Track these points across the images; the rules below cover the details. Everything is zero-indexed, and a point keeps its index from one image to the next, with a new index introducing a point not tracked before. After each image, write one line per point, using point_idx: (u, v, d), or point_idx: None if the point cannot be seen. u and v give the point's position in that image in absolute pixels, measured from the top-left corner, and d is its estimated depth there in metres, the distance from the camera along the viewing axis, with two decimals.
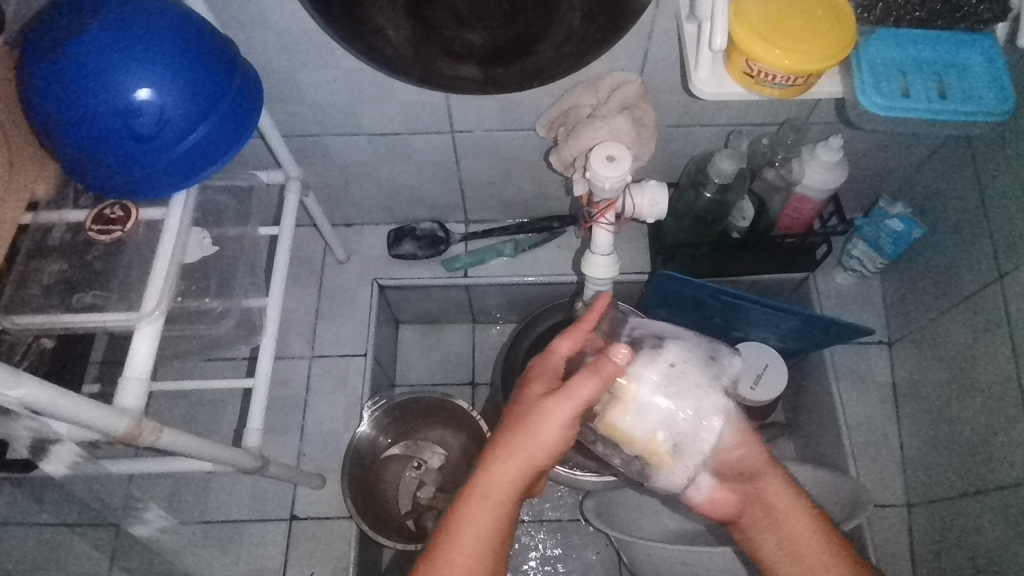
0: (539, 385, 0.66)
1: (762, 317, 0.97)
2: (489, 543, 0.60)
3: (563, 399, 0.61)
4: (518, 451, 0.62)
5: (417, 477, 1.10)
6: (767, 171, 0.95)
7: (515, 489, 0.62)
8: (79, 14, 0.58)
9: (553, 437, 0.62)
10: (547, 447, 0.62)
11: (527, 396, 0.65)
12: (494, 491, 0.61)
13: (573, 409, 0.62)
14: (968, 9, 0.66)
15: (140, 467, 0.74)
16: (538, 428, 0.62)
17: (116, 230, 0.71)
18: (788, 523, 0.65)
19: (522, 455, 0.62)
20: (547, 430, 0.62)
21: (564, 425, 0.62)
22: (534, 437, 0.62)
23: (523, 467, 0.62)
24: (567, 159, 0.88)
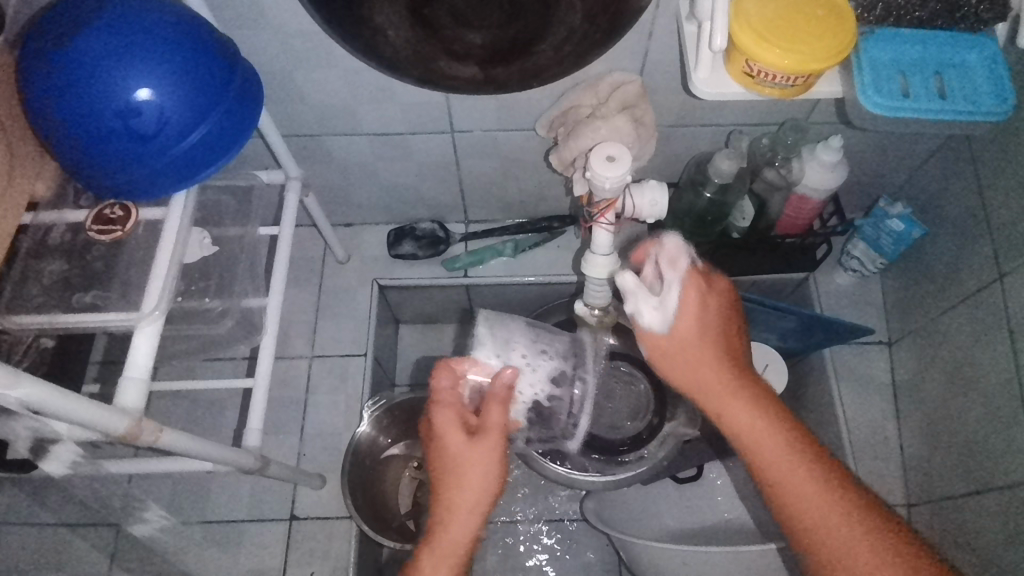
0: (447, 432, 0.69)
1: (764, 317, 0.98)
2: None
3: (485, 442, 0.68)
4: (445, 514, 0.68)
5: (417, 477, 1.12)
6: (767, 171, 0.95)
7: (451, 556, 0.67)
8: (79, 16, 0.58)
9: (472, 478, 0.68)
10: (471, 496, 0.68)
11: (437, 443, 0.70)
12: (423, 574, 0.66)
13: (477, 439, 0.68)
14: (968, 9, 0.66)
15: (140, 467, 0.74)
16: (455, 489, 0.68)
17: (116, 229, 0.71)
18: (829, 535, 0.58)
19: (450, 511, 0.68)
20: (468, 466, 0.68)
21: (477, 463, 0.68)
22: (448, 486, 0.68)
23: (449, 538, 0.67)
24: (567, 159, 0.88)
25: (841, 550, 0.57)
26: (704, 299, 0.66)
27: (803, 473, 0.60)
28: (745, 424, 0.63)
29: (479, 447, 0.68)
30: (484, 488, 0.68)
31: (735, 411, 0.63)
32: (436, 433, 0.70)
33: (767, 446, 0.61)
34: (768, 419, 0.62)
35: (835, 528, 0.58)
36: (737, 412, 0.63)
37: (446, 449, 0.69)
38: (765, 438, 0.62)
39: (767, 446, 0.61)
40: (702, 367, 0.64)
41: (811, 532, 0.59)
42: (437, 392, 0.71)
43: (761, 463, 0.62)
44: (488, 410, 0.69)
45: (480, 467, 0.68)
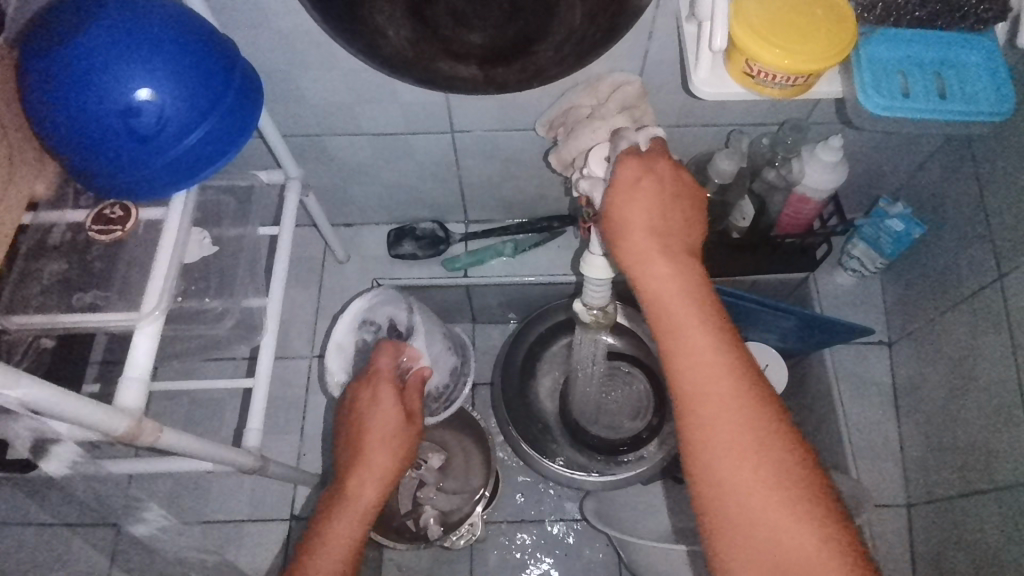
0: (372, 403, 0.80)
1: (764, 317, 0.98)
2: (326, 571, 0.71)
3: (409, 424, 0.80)
4: (358, 476, 0.77)
5: (417, 477, 1.07)
6: (767, 171, 0.95)
7: (361, 513, 0.75)
8: (79, 16, 0.58)
9: (387, 448, 0.78)
10: (383, 465, 0.78)
11: (360, 412, 0.80)
12: (337, 525, 0.74)
13: (397, 412, 0.80)
14: (968, 9, 0.66)
15: (141, 467, 0.74)
16: (371, 455, 0.78)
17: (116, 229, 0.71)
18: (724, 428, 0.55)
19: (364, 473, 0.77)
20: (388, 436, 0.79)
21: (395, 434, 0.79)
22: (366, 453, 0.78)
23: (360, 498, 0.76)
24: (565, 160, 0.86)
25: (733, 442, 0.55)
26: (648, 170, 0.61)
27: (711, 365, 0.56)
28: (665, 305, 0.58)
29: (397, 421, 0.80)
30: (394, 462, 0.79)
31: (655, 279, 0.59)
32: (359, 405, 0.80)
33: (685, 337, 0.57)
34: (702, 329, 0.57)
35: (727, 421, 0.55)
36: (660, 295, 0.59)
37: (370, 419, 0.79)
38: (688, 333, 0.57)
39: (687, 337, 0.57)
40: (629, 233, 0.59)
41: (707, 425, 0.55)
42: (377, 366, 0.82)
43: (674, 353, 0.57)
44: (406, 396, 0.83)
45: (396, 437, 0.79)
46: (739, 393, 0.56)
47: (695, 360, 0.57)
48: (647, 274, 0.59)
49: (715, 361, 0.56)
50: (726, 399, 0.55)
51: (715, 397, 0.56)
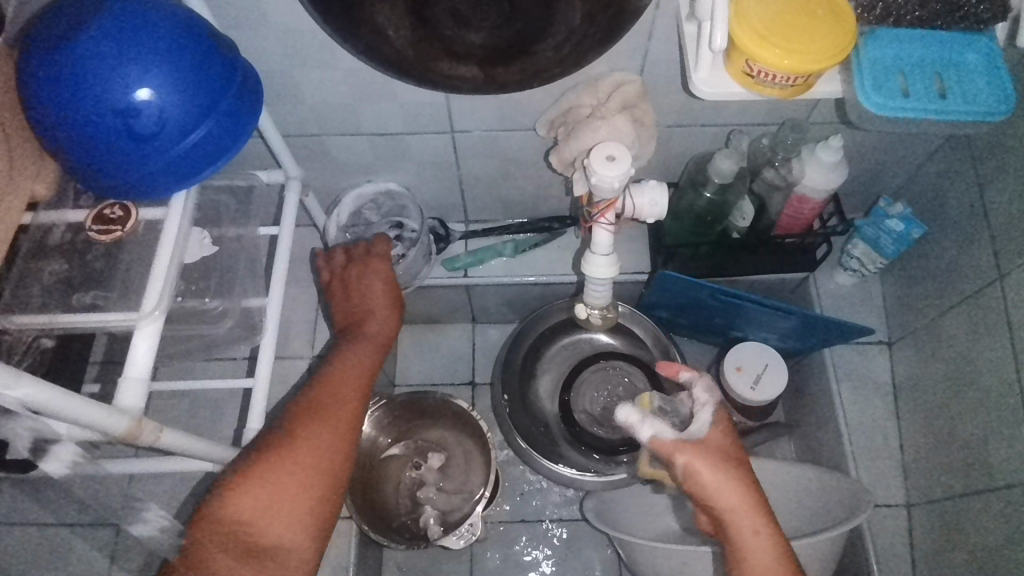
0: (369, 274, 0.94)
1: (763, 317, 0.98)
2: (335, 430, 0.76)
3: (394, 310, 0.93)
4: (360, 340, 0.87)
5: (417, 477, 1.10)
6: (766, 171, 0.95)
7: (364, 370, 0.84)
8: (80, 16, 0.58)
9: (380, 320, 0.91)
10: (378, 334, 0.89)
11: (355, 287, 0.93)
12: (341, 377, 0.82)
13: (389, 286, 0.94)
14: (968, 9, 0.66)
15: (141, 467, 0.74)
16: (370, 326, 0.90)
17: (115, 230, 0.71)
18: (758, 552, 0.67)
19: (364, 343, 0.87)
20: (382, 308, 0.92)
21: (390, 305, 0.93)
22: (367, 320, 0.90)
23: (360, 359, 0.85)
24: (566, 159, 0.88)
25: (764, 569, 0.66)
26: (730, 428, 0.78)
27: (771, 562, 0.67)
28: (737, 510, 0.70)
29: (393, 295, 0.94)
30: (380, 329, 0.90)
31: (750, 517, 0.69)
32: (352, 281, 0.94)
33: (733, 488, 0.70)
34: (756, 520, 0.69)
35: (759, 545, 0.67)
36: (744, 515, 0.69)
37: (370, 294, 0.92)
38: (724, 487, 0.71)
39: (729, 495, 0.70)
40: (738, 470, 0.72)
41: (748, 554, 0.67)
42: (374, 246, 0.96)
43: (718, 497, 0.70)
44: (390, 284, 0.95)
45: (390, 310, 0.93)
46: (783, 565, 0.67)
47: (759, 546, 0.68)
48: (747, 529, 0.69)
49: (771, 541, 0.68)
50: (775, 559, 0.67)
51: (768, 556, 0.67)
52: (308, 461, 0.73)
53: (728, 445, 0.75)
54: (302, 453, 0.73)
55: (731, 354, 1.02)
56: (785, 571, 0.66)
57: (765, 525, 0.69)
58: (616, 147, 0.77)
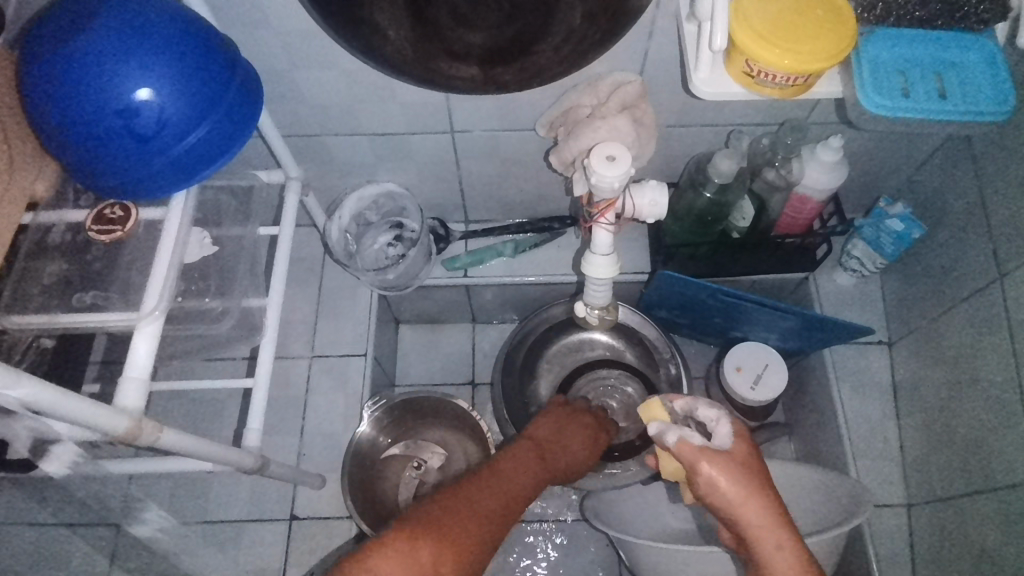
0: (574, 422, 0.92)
1: (763, 317, 0.98)
2: (487, 527, 0.70)
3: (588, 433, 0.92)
4: (530, 462, 0.81)
5: (417, 478, 1.11)
6: (767, 171, 0.94)
7: (510, 498, 0.75)
8: (79, 15, 0.58)
9: (585, 449, 0.90)
10: (553, 467, 0.84)
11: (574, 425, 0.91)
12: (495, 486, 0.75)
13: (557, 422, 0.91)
14: (968, 9, 0.66)
15: (141, 467, 0.74)
16: (566, 445, 0.88)
17: (116, 229, 0.71)
18: (783, 570, 0.64)
19: (533, 465, 0.81)
20: (586, 439, 0.91)
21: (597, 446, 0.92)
22: (550, 452, 0.85)
23: (515, 489, 0.77)
24: (567, 159, 0.88)
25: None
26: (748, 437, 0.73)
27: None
28: (757, 522, 0.66)
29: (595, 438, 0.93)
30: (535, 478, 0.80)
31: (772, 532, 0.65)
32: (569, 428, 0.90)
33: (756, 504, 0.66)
34: (779, 536, 0.65)
35: (784, 560, 0.64)
36: (767, 528, 0.66)
37: (583, 420, 0.92)
38: (747, 503, 0.66)
39: (753, 510, 0.66)
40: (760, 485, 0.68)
41: (773, 571, 0.64)
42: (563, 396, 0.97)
43: (744, 513, 0.66)
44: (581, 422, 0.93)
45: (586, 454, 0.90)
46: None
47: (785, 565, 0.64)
48: (769, 545, 0.65)
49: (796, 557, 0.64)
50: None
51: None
52: (461, 529, 0.68)
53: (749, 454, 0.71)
54: (443, 532, 0.66)
55: (731, 354, 1.02)
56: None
57: (789, 540, 0.65)
58: (616, 146, 0.77)
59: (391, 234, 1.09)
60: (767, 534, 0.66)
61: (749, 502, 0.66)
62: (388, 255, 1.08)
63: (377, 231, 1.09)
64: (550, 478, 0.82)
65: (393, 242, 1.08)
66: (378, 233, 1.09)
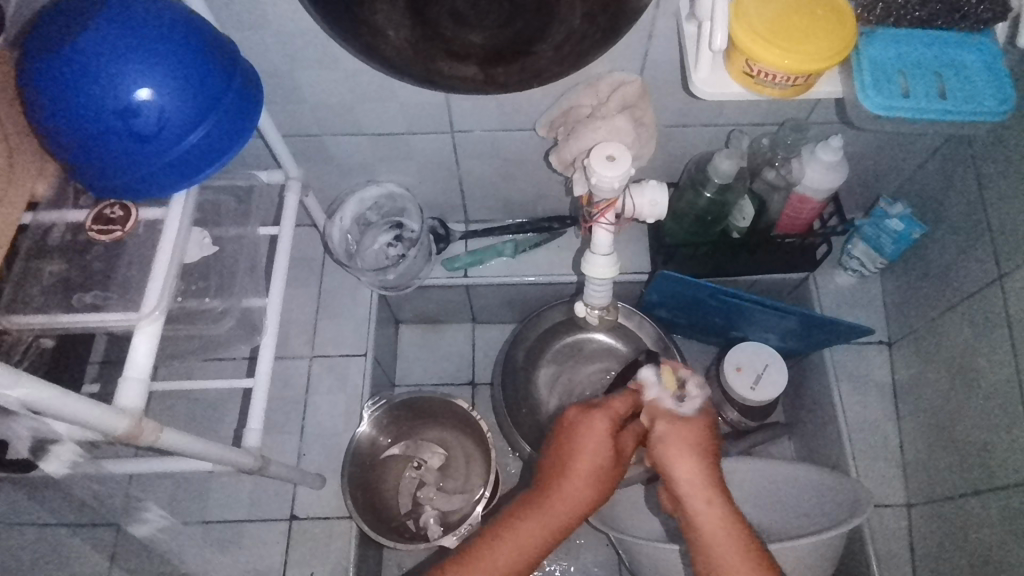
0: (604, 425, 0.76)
1: (763, 317, 0.98)
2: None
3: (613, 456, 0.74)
4: (527, 519, 0.72)
5: (417, 477, 1.12)
6: (767, 171, 0.95)
7: (517, 563, 0.71)
8: (78, 16, 0.58)
9: (593, 482, 0.73)
10: (559, 516, 0.72)
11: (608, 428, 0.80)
12: (498, 555, 0.71)
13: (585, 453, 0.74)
14: (968, 9, 0.66)
15: (141, 467, 0.74)
16: (561, 486, 0.73)
17: (116, 229, 0.71)
18: (711, 521, 0.69)
19: (530, 525, 0.72)
20: (589, 472, 0.73)
21: (605, 475, 0.74)
22: (558, 503, 0.73)
23: (519, 554, 0.71)
24: (567, 159, 0.88)
25: (714, 535, 0.68)
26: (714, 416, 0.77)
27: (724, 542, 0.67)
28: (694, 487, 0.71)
29: (607, 460, 0.74)
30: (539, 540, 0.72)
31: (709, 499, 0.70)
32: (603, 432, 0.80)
33: (695, 463, 0.72)
34: (713, 504, 0.70)
35: (712, 520, 0.69)
36: (697, 492, 0.71)
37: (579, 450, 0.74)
38: (683, 460, 0.73)
39: (691, 466, 0.72)
40: (685, 458, 0.73)
41: (703, 523, 0.69)
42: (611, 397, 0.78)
43: (678, 469, 0.72)
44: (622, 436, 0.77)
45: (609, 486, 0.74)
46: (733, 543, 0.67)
47: (713, 525, 0.69)
48: (701, 505, 0.70)
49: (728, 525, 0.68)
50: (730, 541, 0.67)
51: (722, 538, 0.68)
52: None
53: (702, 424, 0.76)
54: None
55: (731, 354, 1.03)
56: (738, 538, 0.67)
57: (722, 506, 0.70)
58: (614, 146, 0.77)
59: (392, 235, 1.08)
60: (700, 498, 0.70)
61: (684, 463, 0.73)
62: (388, 256, 1.08)
63: (377, 232, 1.09)
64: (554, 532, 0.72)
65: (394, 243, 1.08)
66: (379, 235, 1.09)
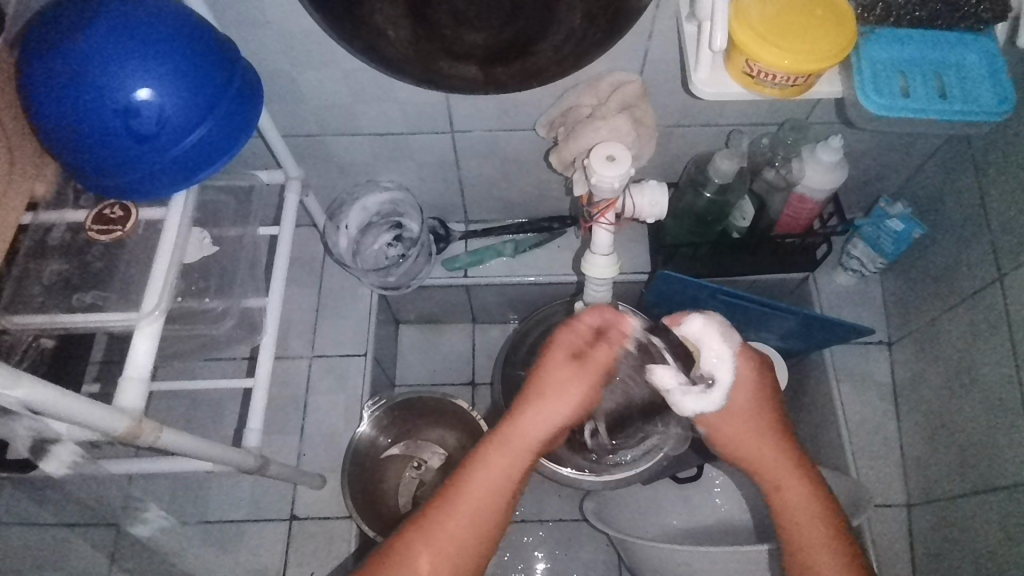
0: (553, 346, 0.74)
1: (764, 317, 0.98)
2: (477, 536, 0.68)
3: (558, 364, 0.72)
4: (493, 450, 0.70)
5: (417, 477, 1.13)
6: (767, 171, 0.95)
7: (481, 497, 0.68)
8: (79, 15, 0.58)
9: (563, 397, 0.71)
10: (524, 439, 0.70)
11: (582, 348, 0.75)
12: (468, 492, 0.68)
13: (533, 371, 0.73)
14: (968, 9, 0.66)
15: (141, 467, 0.74)
16: (524, 415, 0.71)
17: (116, 230, 0.70)
18: (791, 502, 0.70)
19: (496, 458, 0.69)
20: (550, 386, 0.72)
21: (571, 387, 0.72)
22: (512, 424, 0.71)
23: (486, 489, 0.69)
24: (567, 159, 0.88)
25: (799, 517, 0.69)
26: (760, 375, 0.75)
27: (813, 520, 0.69)
28: (775, 473, 0.71)
29: (571, 389, 0.72)
30: (496, 474, 0.69)
31: (788, 482, 0.71)
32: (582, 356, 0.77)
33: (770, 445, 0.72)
34: (797, 485, 0.70)
35: (794, 497, 0.70)
36: (778, 474, 0.71)
37: (548, 366, 0.72)
38: (756, 446, 0.72)
39: (761, 448, 0.72)
40: (758, 445, 0.72)
41: (788, 508, 0.70)
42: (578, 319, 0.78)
43: (755, 456, 0.72)
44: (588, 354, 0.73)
45: (572, 392, 0.72)
46: (815, 522, 0.69)
47: (800, 512, 0.70)
48: (784, 486, 0.71)
49: (812, 503, 0.70)
50: (817, 520, 0.69)
51: (812, 522, 0.69)
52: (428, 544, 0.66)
53: (754, 391, 0.74)
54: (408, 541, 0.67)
55: None
56: (823, 515, 0.70)
57: (803, 477, 0.71)
58: (616, 147, 0.77)
59: (393, 235, 1.08)
60: (784, 479, 0.71)
61: (761, 445, 0.72)
62: (388, 255, 1.08)
63: (377, 232, 1.09)
64: (518, 460, 0.69)
65: (395, 242, 1.08)
66: (379, 235, 1.09)
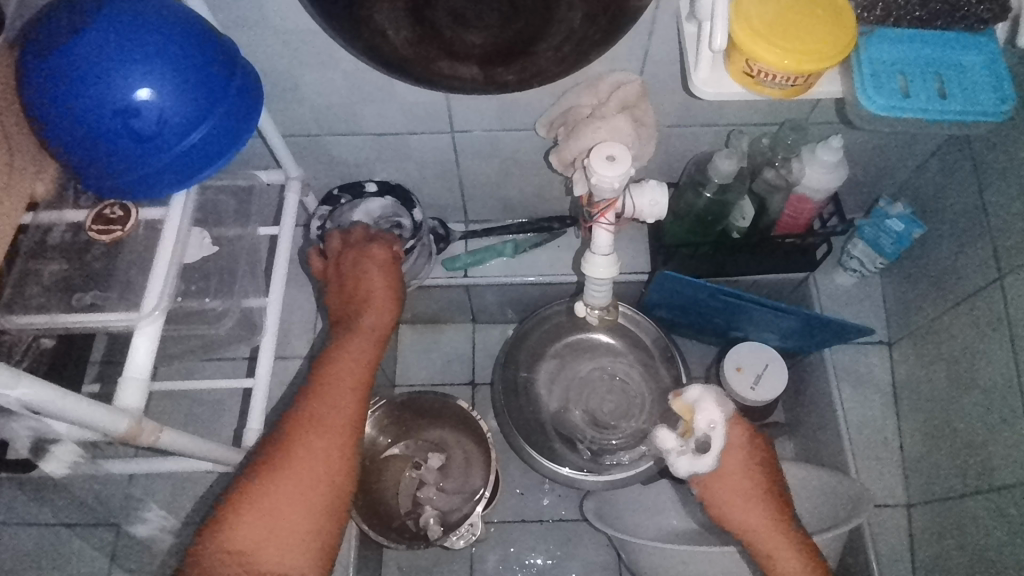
0: (364, 263, 0.84)
1: (762, 317, 0.98)
2: (330, 486, 0.73)
3: (366, 316, 0.82)
4: (315, 392, 0.77)
5: (417, 477, 1.11)
6: (767, 171, 0.94)
7: (330, 425, 0.76)
8: (78, 14, 0.58)
9: (369, 337, 0.81)
10: (339, 418, 0.76)
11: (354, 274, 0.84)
12: (323, 429, 0.75)
13: (366, 283, 0.84)
14: (968, 9, 0.66)
15: (142, 467, 0.74)
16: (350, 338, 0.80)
17: (115, 230, 0.71)
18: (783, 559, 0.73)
19: (321, 404, 0.76)
20: (371, 302, 0.83)
21: (382, 304, 0.83)
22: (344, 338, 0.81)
23: (327, 425, 0.76)
24: (567, 159, 0.88)
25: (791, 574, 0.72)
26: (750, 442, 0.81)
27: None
28: (770, 534, 0.74)
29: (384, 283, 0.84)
30: (330, 404, 0.77)
31: (781, 542, 0.73)
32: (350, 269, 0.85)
33: (760, 506, 0.76)
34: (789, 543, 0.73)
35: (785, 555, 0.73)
36: (770, 534, 0.74)
37: (364, 275, 0.83)
38: (746, 509, 0.76)
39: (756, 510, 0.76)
40: (753, 511, 0.76)
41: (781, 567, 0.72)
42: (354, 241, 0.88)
43: (751, 520, 0.75)
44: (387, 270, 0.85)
45: (388, 300, 0.83)
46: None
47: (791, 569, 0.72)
48: (780, 548, 0.73)
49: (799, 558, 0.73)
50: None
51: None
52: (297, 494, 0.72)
53: (750, 457, 0.80)
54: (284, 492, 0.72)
55: (732, 353, 1.02)
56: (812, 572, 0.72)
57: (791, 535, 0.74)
58: (615, 147, 0.77)
59: None
60: (778, 542, 0.74)
61: (754, 512, 0.76)
62: None
63: None
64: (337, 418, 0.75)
65: None
66: None
